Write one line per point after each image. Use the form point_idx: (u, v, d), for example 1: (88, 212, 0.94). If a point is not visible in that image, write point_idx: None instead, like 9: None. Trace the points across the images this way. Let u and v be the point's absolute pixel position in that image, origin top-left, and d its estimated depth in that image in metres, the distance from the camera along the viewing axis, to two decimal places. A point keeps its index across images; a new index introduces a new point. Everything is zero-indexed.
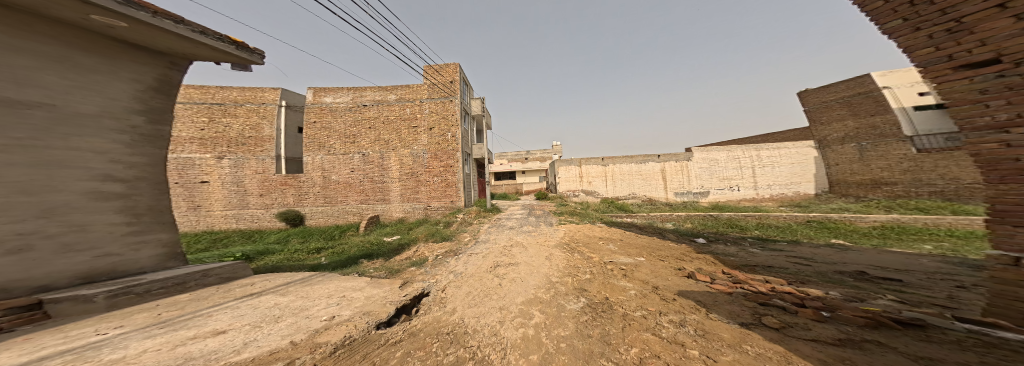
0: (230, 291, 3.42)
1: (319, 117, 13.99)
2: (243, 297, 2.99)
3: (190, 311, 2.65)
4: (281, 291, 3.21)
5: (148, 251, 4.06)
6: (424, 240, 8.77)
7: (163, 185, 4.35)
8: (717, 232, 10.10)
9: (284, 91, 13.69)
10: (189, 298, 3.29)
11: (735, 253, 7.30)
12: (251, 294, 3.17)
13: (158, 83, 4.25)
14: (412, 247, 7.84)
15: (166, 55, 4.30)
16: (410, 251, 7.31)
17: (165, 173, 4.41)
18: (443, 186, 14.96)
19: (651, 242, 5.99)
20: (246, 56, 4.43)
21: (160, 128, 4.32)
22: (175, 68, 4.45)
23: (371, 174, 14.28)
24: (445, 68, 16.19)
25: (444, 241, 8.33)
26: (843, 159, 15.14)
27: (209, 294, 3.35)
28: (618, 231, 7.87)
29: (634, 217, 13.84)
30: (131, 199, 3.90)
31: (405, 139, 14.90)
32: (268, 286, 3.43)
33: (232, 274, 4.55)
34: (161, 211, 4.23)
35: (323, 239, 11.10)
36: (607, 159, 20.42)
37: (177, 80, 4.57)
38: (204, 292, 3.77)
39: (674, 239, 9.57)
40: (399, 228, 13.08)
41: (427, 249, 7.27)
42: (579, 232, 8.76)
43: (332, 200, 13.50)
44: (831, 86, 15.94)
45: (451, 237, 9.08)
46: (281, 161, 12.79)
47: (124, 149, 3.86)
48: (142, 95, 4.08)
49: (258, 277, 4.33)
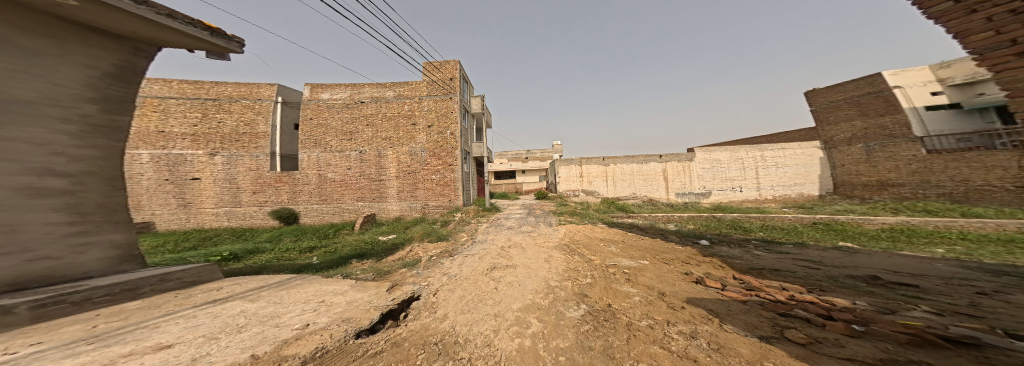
0: (191, 297, 3.13)
1: (316, 114, 13.75)
2: (204, 305, 2.72)
3: (132, 323, 2.35)
4: (249, 297, 2.97)
5: (94, 253, 3.73)
6: (420, 240, 8.56)
7: (116, 180, 4.05)
8: (719, 233, 9.90)
9: (281, 88, 13.44)
10: (136, 306, 2.99)
11: (740, 255, 7.08)
12: (215, 301, 2.90)
13: (116, 68, 3.94)
14: (407, 247, 7.62)
15: (127, 40, 4.03)
16: (403, 251, 7.09)
17: (120, 167, 4.11)
18: (441, 185, 14.75)
19: (654, 245, 5.74)
20: (220, 42, 4.16)
21: (115, 117, 3.99)
22: (140, 55, 4.22)
23: (369, 172, 14.05)
24: (445, 65, 15.96)
25: (440, 241, 8.14)
26: (848, 160, 14.94)
27: (164, 302, 3.04)
28: (620, 233, 7.62)
29: (635, 217, 13.64)
30: (75, 196, 3.57)
31: (404, 137, 14.69)
32: (237, 292, 3.17)
33: (196, 277, 4.29)
34: (112, 210, 3.93)
35: (317, 239, 10.83)
36: (608, 159, 20.22)
37: (141, 68, 4.31)
38: (159, 299, 3.47)
39: (675, 240, 9.31)
40: (395, 227, 12.86)
41: (423, 249, 7.05)
42: (579, 233, 8.52)
43: (328, 198, 13.28)
44: (838, 86, 15.72)
45: (448, 237, 8.89)
46: (276, 159, 12.54)
47: (69, 140, 3.50)
48: (97, 82, 3.76)
49: (226, 281, 4.07)
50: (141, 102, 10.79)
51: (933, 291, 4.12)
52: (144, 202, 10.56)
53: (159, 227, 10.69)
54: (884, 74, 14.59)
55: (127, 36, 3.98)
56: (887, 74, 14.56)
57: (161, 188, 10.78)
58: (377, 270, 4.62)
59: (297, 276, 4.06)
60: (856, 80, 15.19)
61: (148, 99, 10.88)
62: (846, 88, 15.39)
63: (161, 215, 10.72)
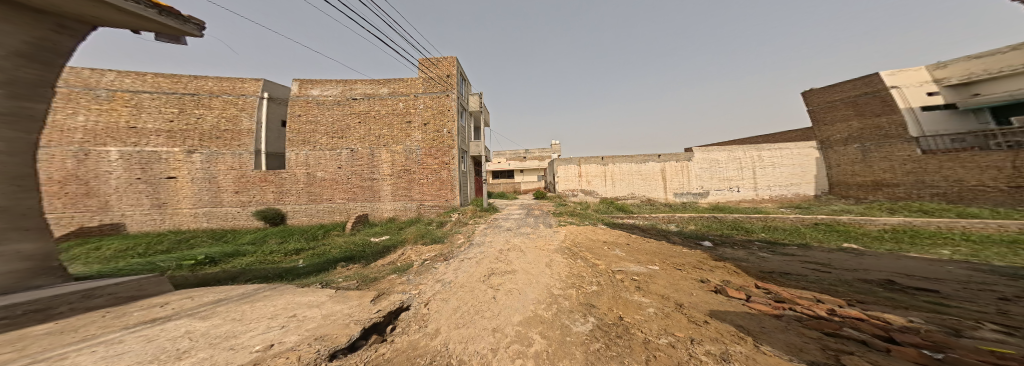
0: (122, 317, 2.59)
1: (304, 110, 13.12)
2: (139, 325, 2.22)
3: (27, 355, 1.81)
4: (202, 313, 2.51)
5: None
6: (413, 242, 8.12)
7: (25, 179, 3.43)
8: (721, 234, 9.74)
9: (266, 83, 12.79)
10: (43, 332, 2.36)
11: (745, 258, 6.89)
12: (154, 319, 2.40)
13: (29, 47, 3.31)
14: (399, 250, 7.17)
15: (47, 14, 3.43)
16: (395, 254, 6.65)
17: (33, 164, 3.51)
18: (437, 185, 14.30)
19: (661, 249, 5.46)
20: (172, 24, 3.71)
21: (25, 105, 3.36)
22: (64, 33, 3.62)
23: (361, 171, 13.51)
24: (441, 62, 15.47)
25: (435, 243, 7.70)
26: (844, 160, 15.17)
27: (83, 324, 2.45)
28: (624, 235, 7.32)
29: (635, 218, 13.45)
30: None
31: (398, 135, 14.18)
32: (185, 308, 2.68)
33: (136, 291, 3.64)
34: (22, 215, 3.37)
35: (303, 240, 10.22)
36: (607, 159, 20.05)
37: (66, 49, 3.70)
38: (85, 319, 2.80)
39: (678, 242, 9.08)
40: (389, 228, 12.38)
41: (416, 252, 6.61)
42: (580, 235, 8.19)
43: (317, 198, 12.69)
44: (835, 87, 15.80)
45: (444, 238, 8.47)
46: (260, 157, 11.89)
47: None
48: (5, 63, 3.15)
49: (177, 296, 3.55)
50: (110, 96, 9.98)
51: (955, 297, 3.90)
52: (114, 203, 9.79)
53: (131, 229, 9.94)
54: (881, 74, 14.71)
55: (47, 10, 3.39)
56: (884, 74, 14.68)
57: (133, 187, 10.00)
58: (363, 277, 4.17)
59: (268, 287, 3.58)
60: (853, 80, 15.27)
61: (118, 93, 10.10)
62: (843, 88, 15.43)
63: (133, 217, 9.97)
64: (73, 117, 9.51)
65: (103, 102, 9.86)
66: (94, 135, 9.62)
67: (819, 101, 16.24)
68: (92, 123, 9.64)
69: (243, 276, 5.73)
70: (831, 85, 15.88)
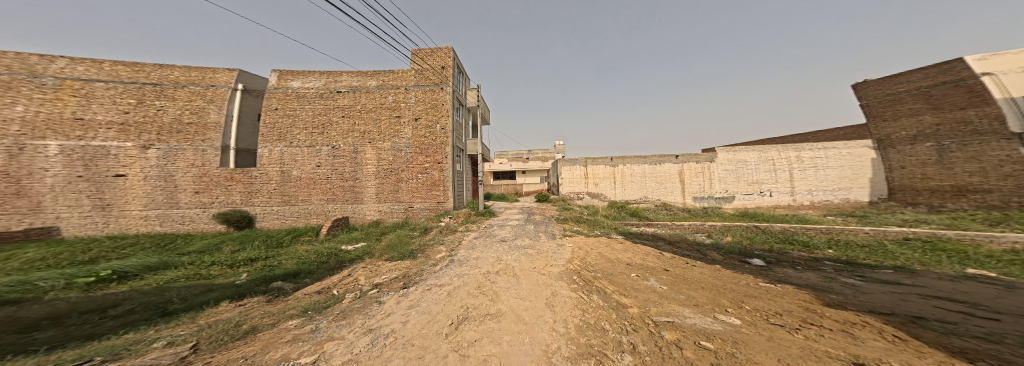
0: None
1: (282, 103, 11.90)
2: None
3: None
4: None
5: None
6: (378, 255, 6.51)
7: None
8: (772, 249, 7.64)
9: (242, 74, 11.63)
10: None
11: (827, 287, 4.83)
12: None
13: None
14: (347, 269, 5.45)
15: None
16: (334, 277, 4.93)
17: None
18: (428, 185, 12.86)
19: (723, 281, 3.60)
20: None
21: None
22: None
23: (342, 169, 12.12)
24: (436, 52, 13.98)
25: (400, 259, 6.00)
26: (914, 161, 13.20)
27: None
28: (655, 253, 5.42)
29: (655, 227, 11.40)
30: None
31: (386, 131, 12.82)
32: None
33: None
34: None
35: (262, 248, 8.60)
36: (616, 159, 18.59)
37: None
38: None
39: (721, 262, 6.93)
40: (368, 234, 10.86)
41: (368, 274, 4.89)
42: (593, 252, 6.31)
43: (291, 199, 11.31)
44: (898, 77, 13.98)
45: (416, 251, 6.73)
46: (228, 153, 10.59)
47: None
48: None
49: None
50: (57, 85, 8.93)
51: None
52: (48, 205, 8.61)
53: (67, 234, 8.70)
54: (967, 58, 12.61)
55: None
56: (972, 59, 12.57)
57: (72, 187, 8.79)
58: (218, 333, 2.39)
59: None
60: (925, 68, 13.30)
61: (68, 81, 9.03)
62: (910, 78, 13.59)
63: (70, 220, 8.74)
64: (11, 107, 8.51)
65: (49, 90, 8.82)
66: (33, 127, 8.55)
67: (876, 94, 14.50)
68: (31, 114, 8.58)
69: (114, 307, 4.05)
70: (894, 75, 14.03)
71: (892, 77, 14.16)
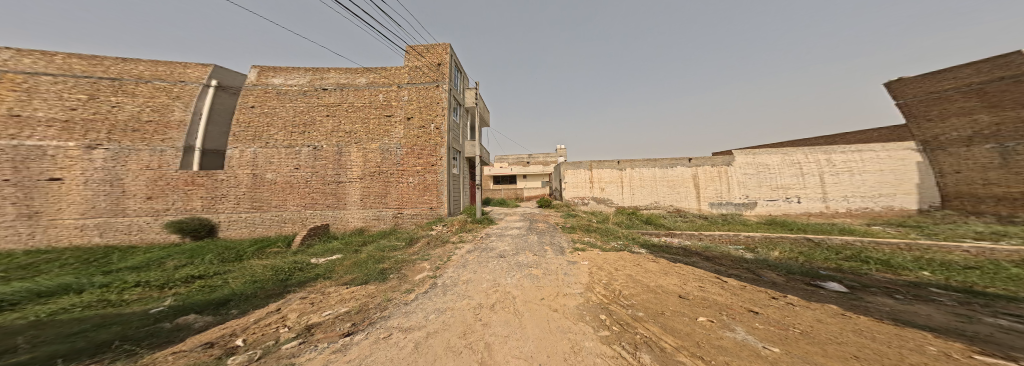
0: None
1: (260, 100, 10.73)
2: None
3: None
4: None
5: None
6: (339, 276, 5.07)
7: None
8: (843, 269, 6.07)
9: (217, 70, 10.55)
10: None
11: (981, 331, 3.22)
12: None
13: None
14: (280, 301, 3.82)
15: None
16: (248, 318, 3.28)
17: None
18: (420, 190, 11.64)
19: (883, 343, 2.05)
20: None
21: None
22: None
23: (324, 172, 10.94)
24: (432, 48, 12.91)
25: (360, 285, 4.42)
26: (972, 165, 12.22)
27: None
28: (714, 282, 3.85)
29: (676, 237, 9.79)
30: None
31: (375, 131, 11.63)
32: None
33: None
34: None
35: (209, 263, 7.03)
36: (623, 162, 17.41)
37: None
38: None
39: (787, 287, 5.20)
40: (349, 244, 9.57)
41: (300, 314, 3.31)
42: (620, 275, 4.79)
43: (263, 205, 10.00)
44: (943, 74, 12.92)
45: (388, 272, 5.19)
46: (191, 154, 9.33)
47: None
48: None
49: None
50: None
51: None
52: None
53: None
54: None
55: None
56: None
57: None
58: None
59: None
60: (977, 63, 12.16)
61: (10, 74, 8.00)
62: (958, 74, 12.53)
63: None
64: None
65: None
66: None
67: (916, 93, 13.55)
68: None
69: None
70: (937, 71, 13.02)
71: (935, 74, 13.12)
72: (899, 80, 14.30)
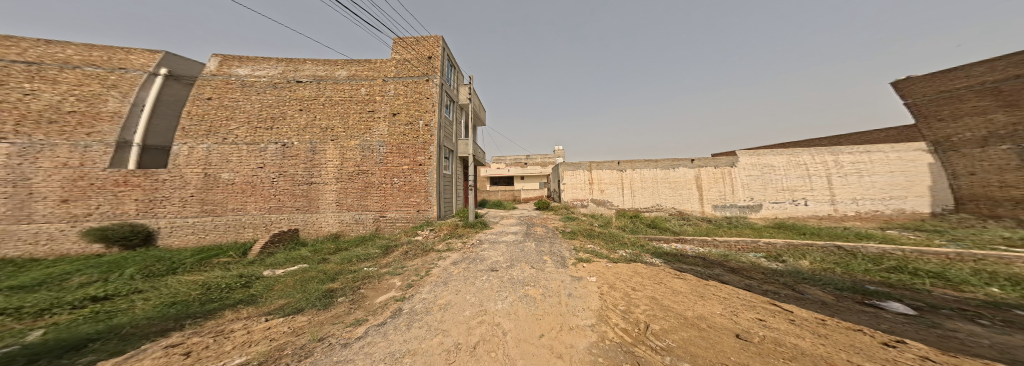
0: None
1: (220, 92, 9.47)
2: None
3: None
4: None
5: None
6: (268, 300, 3.89)
7: None
8: (891, 282, 5.17)
9: (171, 58, 9.40)
10: None
11: None
12: None
13: None
14: (137, 352, 2.61)
15: None
16: None
17: None
18: (405, 192, 10.45)
19: None
20: None
21: None
22: None
23: (293, 172, 9.68)
24: (422, 41, 11.82)
25: (281, 318, 3.21)
26: (987, 167, 11.79)
27: None
28: (780, 317, 2.76)
29: (687, 244, 8.85)
30: None
31: (355, 127, 10.44)
32: None
33: None
34: None
35: (126, 279, 5.74)
36: (624, 163, 16.53)
37: None
38: None
39: (842, 309, 4.14)
40: (318, 252, 8.31)
41: None
42: (646, 303, 3.69)
43: (217, 209, 8.74)
44: (954, 72, 12.56)
45: (336, 295, 3.98)
46: (122, 150, 8.01)
47: None
48: None
49: None
50: None
51: None
52: None
53: None
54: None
55: None
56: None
57: None
58: None
59: None
60: (989, 62, 11.88)
61: None
62: (970, 72, 12.19)
63: None
64: None
65: None
66: None
67: (926, 92, 13.19)
68: None
69: None
70: (946, 70, 12.72)
71: (946, 73, 12.73)
72: (907, 79, 13.95)
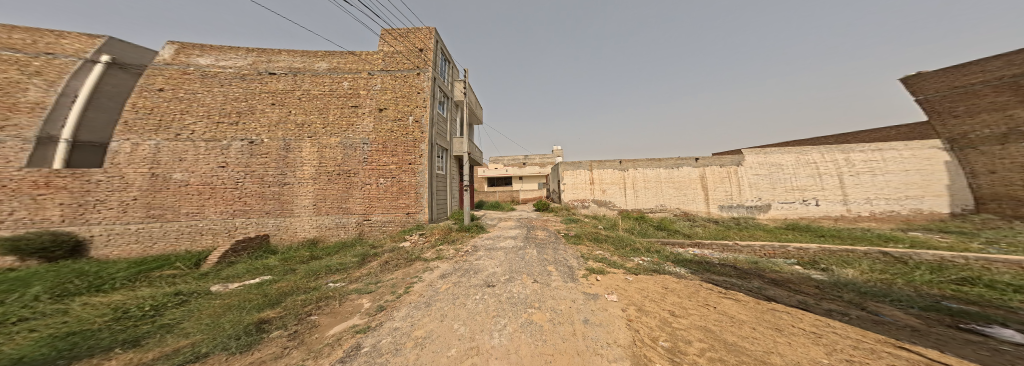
0: None
1: (176, 83, 8.32)
2: None
3: None
4: None
5: None
6: (165, 335, 2.85)
7: None
8: (966, 299, 4.28)
9: (116, 45, 8.43)
10: None
11: None
12: None
13: None
14: None
15: None
16: None
17: None
18: (393, 193, 9.35)
19: None
20: None
21: None
22: None
23: (263, 172, 8.50)
24: (414, 33, 10.77)
25: None
26: (1008, 165, 11.22)
27: None
28: None
29: (705, 249, 7.94)
30: None
31: (336, 124, 9.30)
32: None
33: None
34: None
35: (26, 301, 4.35)
36: (626, 162, 15.66)
37: None
38: None
39: (942, 338, 3.20)
40: (287, 261, 7.14)
41: None
42: (706, 341, 2.64)
43: (168, 214, 7.60)
44: (968, 67, 11.99)
45: (269, 329, 2.83)
46: (41, 146, 6.84)
47: None
48: None
49: None
50: None
51: None
52: None
53: None
54: None
55: None
56: None
57: None
58: None
59: None
60: (1008, 54, 11.25)
61: None
62: (987, 66, 11.56)
63: None
64: None
65: None
66: None
67: (938, 88, 12.63)
68: None
69: None
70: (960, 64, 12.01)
71: (959, 67, 12.18)
72: (918, 75, 13.30)
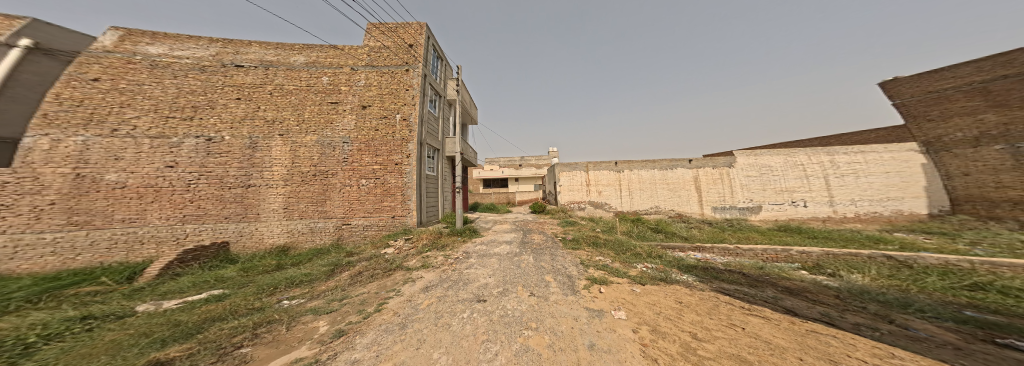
0: None
1: (118, 75, 7.24)
2: None
3: None
4: None
5: None
6: None
7: None
8: (986, 307, 4.03)
9: (43, 28, 7.34)
10: None
11: None
12: None
13: None
14: None
15: None
16: None
17: None
18: (376, 195, 8.52)
19: None
20: None
21: None
22: None
23: (223, 172, 7.48)
24: (405, 28, 9.93)
25: None
26: (981, 168, 11.67)
27: None
28: None
29: (708, 253, 7.60)
30: None
31: (313, 121, 8.39)
32: None
33: None
34: None
35: None
36: (622, 163, 15.41)
37: None
38: None
39: (988, 357, 2.82)
40: (246, 272, 6.21)
41: None
42: None
43: (99, 220, 6.56)
44: (940, 73, 12.27)
45: None
46: None
47: None
48: None
49: None
50: None
51: None
52: None
53: None
54: None
55: None
56: None
57: None
58: None
59: None
60: (977, 61, 11.55)
61: None
62: (958, 72, 11.86)
63: None
64: None
65: None
66: None
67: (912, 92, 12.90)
68: None
69: None
70: (933, 70, 12.41)
71: (932, 72, 12.45)
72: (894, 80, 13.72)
